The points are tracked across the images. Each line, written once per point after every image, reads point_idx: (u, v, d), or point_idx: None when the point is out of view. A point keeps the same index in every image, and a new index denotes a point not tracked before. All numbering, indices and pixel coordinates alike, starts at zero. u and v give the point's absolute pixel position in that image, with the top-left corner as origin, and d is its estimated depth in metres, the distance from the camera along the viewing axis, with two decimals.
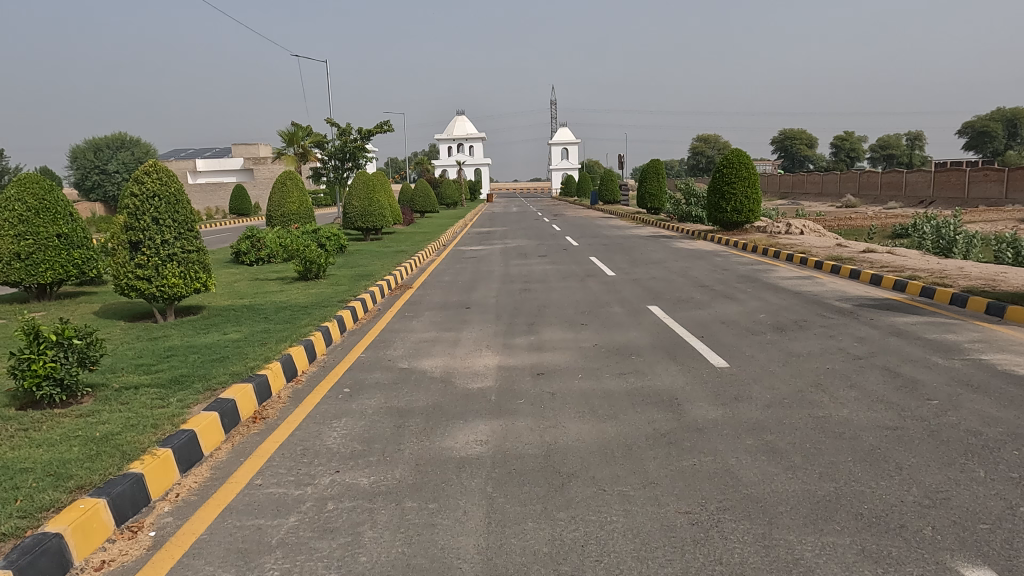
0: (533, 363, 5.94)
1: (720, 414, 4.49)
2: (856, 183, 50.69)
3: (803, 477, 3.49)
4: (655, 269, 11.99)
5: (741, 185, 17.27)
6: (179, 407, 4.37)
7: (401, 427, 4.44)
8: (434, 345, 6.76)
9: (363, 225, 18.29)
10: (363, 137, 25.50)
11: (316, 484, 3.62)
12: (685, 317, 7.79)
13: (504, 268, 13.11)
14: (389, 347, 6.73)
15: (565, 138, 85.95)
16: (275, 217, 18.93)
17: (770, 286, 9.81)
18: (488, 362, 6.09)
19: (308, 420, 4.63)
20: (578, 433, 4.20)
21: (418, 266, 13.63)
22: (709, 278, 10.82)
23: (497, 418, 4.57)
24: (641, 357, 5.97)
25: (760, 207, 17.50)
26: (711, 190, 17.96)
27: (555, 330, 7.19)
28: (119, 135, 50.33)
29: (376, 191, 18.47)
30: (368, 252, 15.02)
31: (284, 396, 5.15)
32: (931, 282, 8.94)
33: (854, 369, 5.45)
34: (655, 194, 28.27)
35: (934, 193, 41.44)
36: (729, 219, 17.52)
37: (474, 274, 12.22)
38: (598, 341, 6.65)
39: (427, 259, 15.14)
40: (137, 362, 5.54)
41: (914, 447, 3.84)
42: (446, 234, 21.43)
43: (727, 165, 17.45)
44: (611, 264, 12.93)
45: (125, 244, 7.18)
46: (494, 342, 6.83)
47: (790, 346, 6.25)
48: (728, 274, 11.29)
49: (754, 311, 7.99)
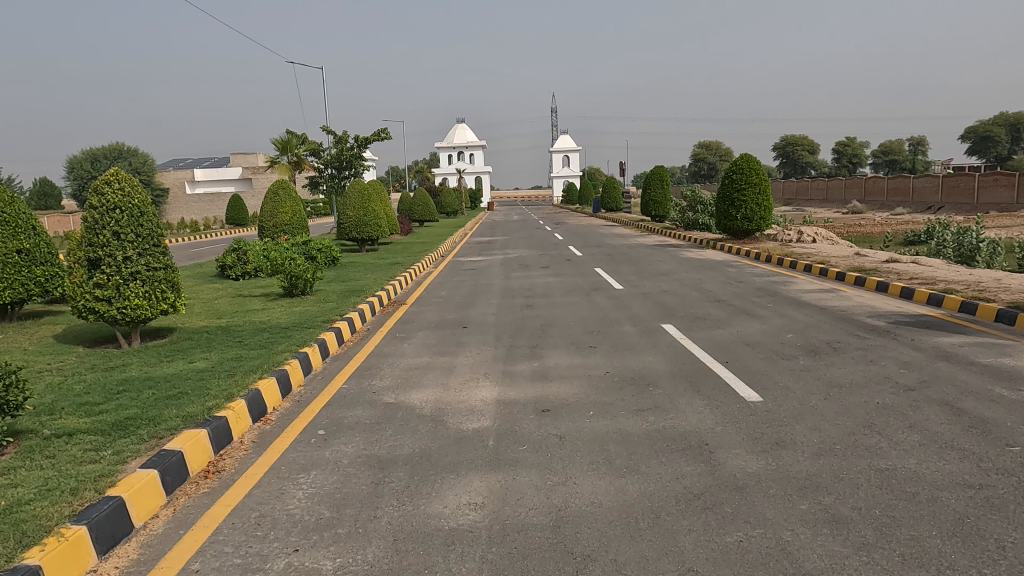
0: (537, 397, 5.21)
1: (762, 467, 3.75)
2: (862, 189, 49.98)
3: (883, 564, 2.74)
4: (666, 282, 11.25)
5: (751, 192, 16.52)
6: (113, 463, 3.63)
7: (380, 486, 3.70)
8: (426, 374, 6.03)
9: (357, 235, 17.58)
10: (359, 144, 24.98)
11: (267, 570, 2.88)
12: (704, 338, 7.05)
13: (504, 280, 12.41)
14: (375, 376, 6.00)
15: (567, 144, 85.09)
16: (266, 228, 18.24)
17: (793, 302, 9.06)
18: (485, 395, 5.35)
19: (271, 475, 3.89)
20: (594, 494, 3.46)
21: (413, 279, 12.90)
22: (724, 292, 10.07)
23: (495, 471, 3.84)
24: (660, 389, 5.23)
25: (771, 214, 16.76)
26: (719, 196, 17.20)
27: (561, 354, 6.45)
28: (116, 146, 50.78)
29: (372, 201, 17.80)
30: (362, 265, 14.30)
31: (247, 442, 4.41)
32: (971, 296, 8.19)
33: (910, 404, 4.70)
34: (659, 202, 27.56)
35: (944, 198, 40.70)
36: (739, 227, 16.77)
37: (472, 288, 11.50)
38: (610, 367, 5.92)
39: (423, 271, 14.45)
40: (81, 401, 4.81)
41: (1012, 515, 3.10)
42: (445, 244, 20.74)
43: (737, 171, 16.67)
44: (617, 276, 12.23)
45: (83, 262, 6.47)
46: (492, 369, 6.10)
47: (829, 374, 5.51)
48: (745, 286, 10.56)
49: (779, 330, 7.26)
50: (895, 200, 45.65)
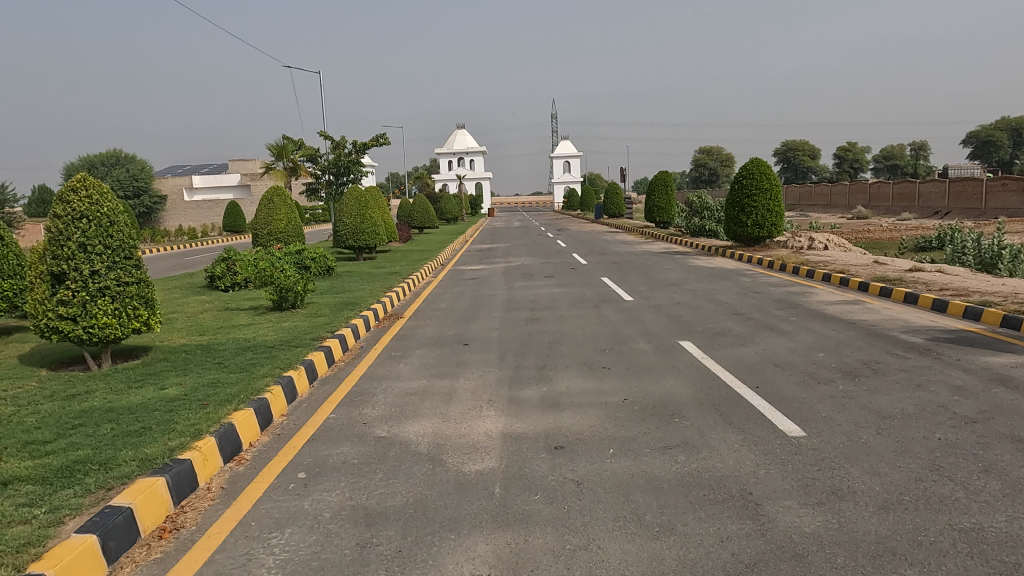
0: (548, 430, 4.60)
1: (822, 525, 3.14)
2: (867, 195, 49.46)
3: None
4: (678, 293, 10.65)
5: (762, 198, 15.94)
6: (45, 526, 3.03)
7: (367, 550, 3.10)
8: (423, 402, 5.43)
9: (354, 243, 16.98)
10: (357, 150, 24.50)
11: None
12: (727, 357, 6.45)
13: (507, 291, 11.81)
14: (367, 404, 5.39)
15: (569, 150, 84.56)
16: (260, 236, 17.68)
17: (818, 315, 8.46)
18: (490, 428, 4.75)
19: (238, 534, 3.28)
20: (624, 564, 2.87)
21: (412, 290, 12.30)
22: (742, 304, 9.48)
23: (503, 530, 3.23)
24: (687, 421, 4.63)
25: (783, 221, 16.15)
26: (729, 203, 16.62)
27: (572, 378, 5.85)
28: (114, 152, 50.83)
29: (369, 208, 17.24)
30: (358, 274, 13.70)
31: (214, 489, 3.80)
32: (1012, 309, 7.58)
33: (977, 441, 4.09)
34: (664, 208, 27.00)
35: (951, 203, 40.13)
36: (750, 234, 16.18)
37: (474, 299, 10.91)
38: (628, 394, 5.32)
39: (422, 281, 13.87)
40: (29, 438, 4.21)
41: None
42: (445, 252, 20.18)
43: (747, 176, 16.11)
44: (626, 286, 11.64)
45: (46, 276, 5.88)
46: (497, 396, 5.50)
47: (875, 402, 4.90)
48: (762, 298, 9.96)
49: (808, 348, 6.66)
50: (900, 206, 45.07)
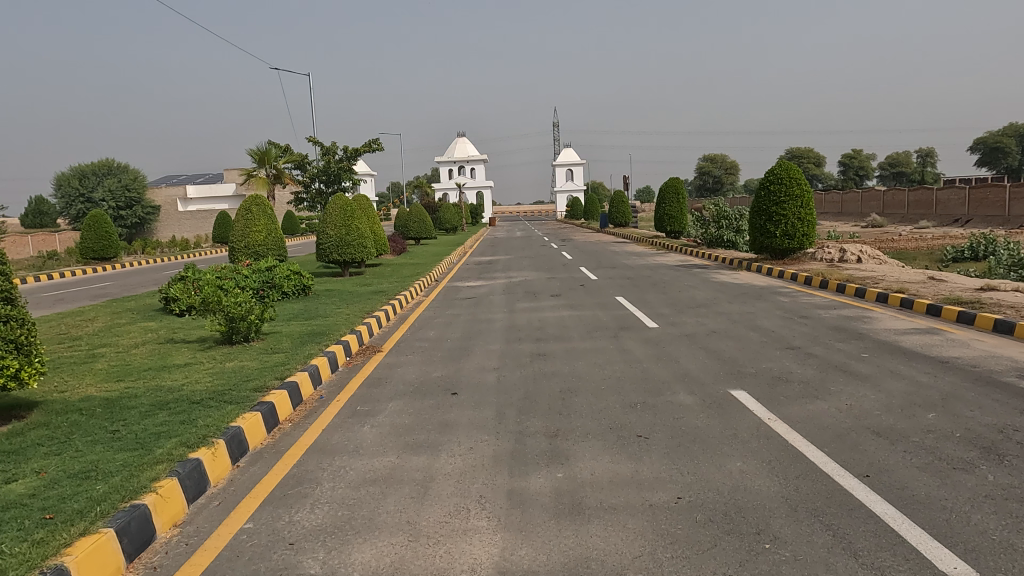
0: (571, 567, 2.93)
1: None
2: (881, 202, 47.90)
3: None
4: (711, 318, 8.99)
5: (792, 205, 14.28)
6: None
7: None
8: (385, 498, 3.76)
9: (339, 257, 15.37)
10: (349, 156, 23.17)
11: None
12: (804, 419, 4.78)
13: (509, 314, 10.16)
14: (304, 504, 3.73)
15: (571, 158, 83.16)
16: (236, 248, 16.10)
17: (894, 350, 6.79)
18: (478, 556, 3.08)
19: None
20: None
21: (398, 313, 10.64)
22: (792, 333, 7.81)
23: None
24: (788, 553, 2.96)
25: (814, 231, 14.57)
26: (754, 211, 14.96)
27: (598, 457, 4.18)
28: (106, 162, 49.60)
29: (356, 217, 15.65)
30: (339, 294, 12.05)
31: None
32: None
33: None
34: (675, 217, 25.40)
35: (972, 211, 38.47)
36: (778, 245, 14.54)
37: (468, 325, 9.26)
38: (682, 490, 3.65)
39: (412, 301, 12.22)
40: None
41: None
42: (442, 266, 18.56)
43: (775, 181, 14.46)
44: (647, 308, 9.98)
45: None
46: (493, 488, 3.84)
47: None
48: (814, 324, 8.30)
49: (909, 404, 4.99)
50: (917, 213, 43.43)
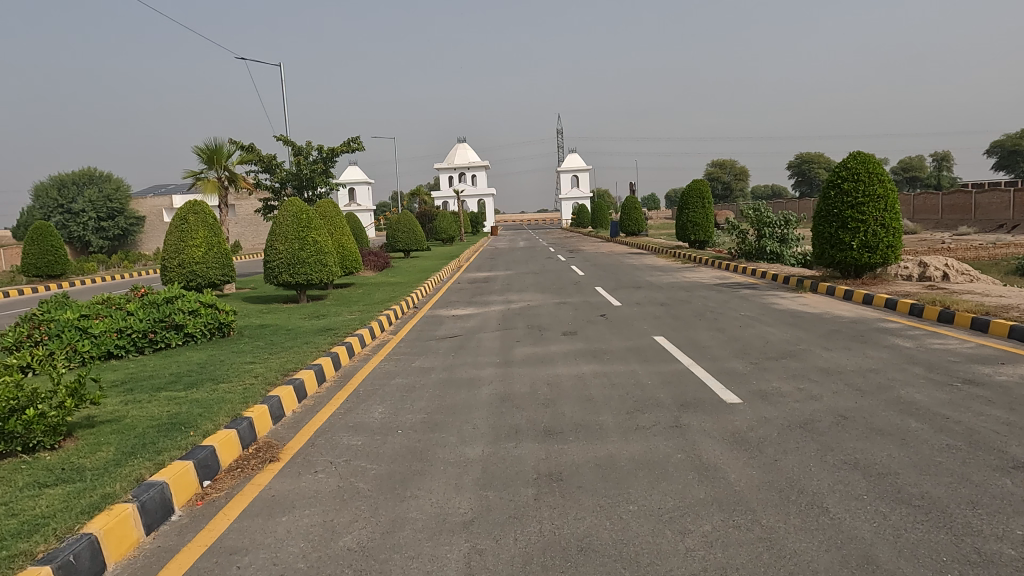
0: None
1: None
2: (910, 207, 44.52)
3: None
4: (817, 384, 5.69)
5: (873, 209, 11.03)
6: None
7: None
8: None
9: (291, 278, 12.13)
10: (325, 157, 20.02)
11: None
12: None
13: (503, 368, 6.89)
14: None
15: (577, 164, 80.12)
16: (167, 268, 12.89)
17: None
18: None
19: None
20: None
21: (343, 364, 7.34)
22: (986, 424, 4.51)
23: None
24: None
25: (901, 242, 11.30)
26: (820, 216, 11.73)
27: None
28: (87, 170, 46.81)
29: (314, 227, 12.41)
30: (272, 333, 8.76)
31: None
32: None
33: None
34: (700, 224, 22.11)
35: (1016, 215, 35.01)
36: (853, 261, 11.27)
37: (439, 394, 5.97)
38: None
39: (374, 340, 8.94)
40: None
41: None
42: (429, 286, 15.31)
43: (851, 178, 11.24)
44: (708, 361, 6.68)
45: None
46: None
47: None
48: (1001, 401, 5.01)
49: None
50: (953, 218, 39.94)
